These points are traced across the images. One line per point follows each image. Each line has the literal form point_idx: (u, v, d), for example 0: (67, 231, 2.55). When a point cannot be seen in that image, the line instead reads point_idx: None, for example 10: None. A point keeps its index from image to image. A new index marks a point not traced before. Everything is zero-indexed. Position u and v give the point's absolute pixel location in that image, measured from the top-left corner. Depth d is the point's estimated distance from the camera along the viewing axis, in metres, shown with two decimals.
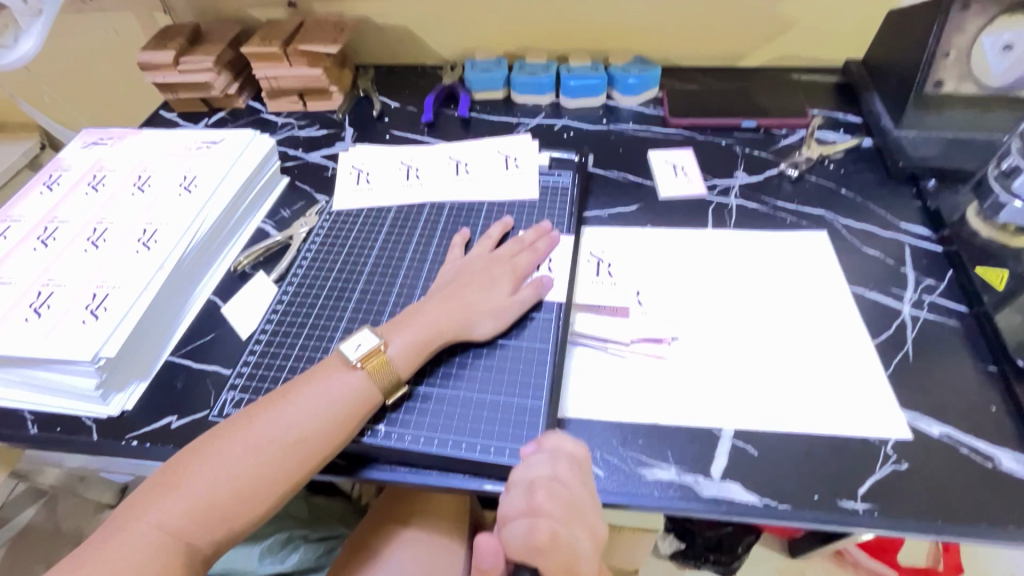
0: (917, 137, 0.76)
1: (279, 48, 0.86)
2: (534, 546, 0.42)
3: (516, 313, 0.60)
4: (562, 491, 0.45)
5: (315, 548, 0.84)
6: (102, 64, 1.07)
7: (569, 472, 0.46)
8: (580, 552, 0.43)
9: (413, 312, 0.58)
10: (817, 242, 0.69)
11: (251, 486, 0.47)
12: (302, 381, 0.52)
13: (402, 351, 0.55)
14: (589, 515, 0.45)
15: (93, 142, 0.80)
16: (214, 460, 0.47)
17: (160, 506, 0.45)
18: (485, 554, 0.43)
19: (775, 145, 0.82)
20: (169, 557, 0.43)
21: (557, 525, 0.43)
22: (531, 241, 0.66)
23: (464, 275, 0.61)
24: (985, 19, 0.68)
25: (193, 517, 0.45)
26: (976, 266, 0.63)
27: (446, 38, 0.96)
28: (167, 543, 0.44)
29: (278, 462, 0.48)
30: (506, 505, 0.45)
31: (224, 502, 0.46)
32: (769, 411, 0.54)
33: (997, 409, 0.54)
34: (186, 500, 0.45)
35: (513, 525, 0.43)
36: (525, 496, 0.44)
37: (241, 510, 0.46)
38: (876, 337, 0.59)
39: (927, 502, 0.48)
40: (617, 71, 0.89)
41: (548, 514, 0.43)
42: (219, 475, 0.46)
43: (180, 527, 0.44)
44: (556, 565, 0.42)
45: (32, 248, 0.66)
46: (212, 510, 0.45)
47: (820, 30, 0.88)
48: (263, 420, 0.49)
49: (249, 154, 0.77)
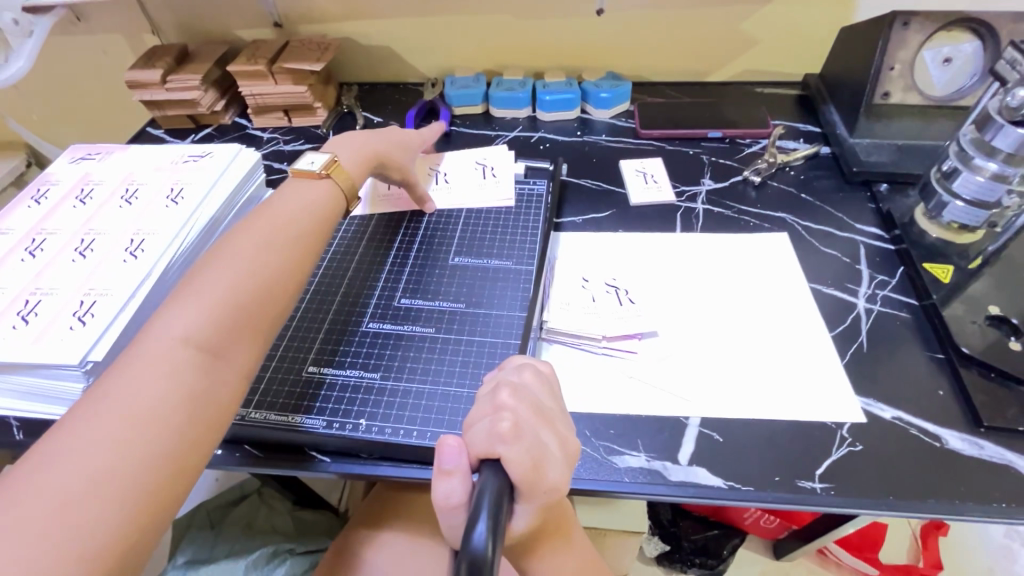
0: (870, 144, 0.81)
1: (264, 66, 0.90)
2: (498, 437, 0.37)
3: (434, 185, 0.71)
4: (528, 393, 0.43)
5: (301, 561, 0.81)
6: (92, 83, 1.10)
7: (534, 379, 0.45)
8: (548, 454, 0.39)
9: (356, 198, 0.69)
10: (779, 243, 0.73)
11: (251, 285, 0.51)
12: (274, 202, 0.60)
13: None
14: (558, 423, 0.42)
15: (81, 158, 0.82)
16: (210, 279, 0.50)
17: (173, 319, 0.47)
18: (448, 452, 0.36)
19: (739, 154, 0.87)
20: (194, 357, 0.45)
21: (523, 418, 0.40)
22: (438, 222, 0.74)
23: None
24: (925, 35, 0.74)
25: (207, 318, 0.47)
26: (925, 261, 0.67)
27: (427, 55, 1.01)
28: (190, 344, 0.46)
29: (273, 271, 0.53)
30: (470, 414, 0.41)
31: (230, 307, 0.49)
32: (733, 400, 0.57)
33: (945, 393, 0.57)
34: (196, 305, 0.48)
35: (477, 425, 0.39)
36: (488, 399, 0.42)
37: (244, 313, 0.50)
38: (833, 330, 0.63)
39: (880, 480, 0.51)
40: (590, 86, 0.93)
41: (512, 408, 0.40)
42: (219, 285, 0.50)
43: (200, 326, 0.47)
44: (525, 456, 0.37)
45: (20, 259, 0.68)
46: (225, 310, 0.49)
47: (779, 47, 0.94)
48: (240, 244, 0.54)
49: (235, 167, 0.79)
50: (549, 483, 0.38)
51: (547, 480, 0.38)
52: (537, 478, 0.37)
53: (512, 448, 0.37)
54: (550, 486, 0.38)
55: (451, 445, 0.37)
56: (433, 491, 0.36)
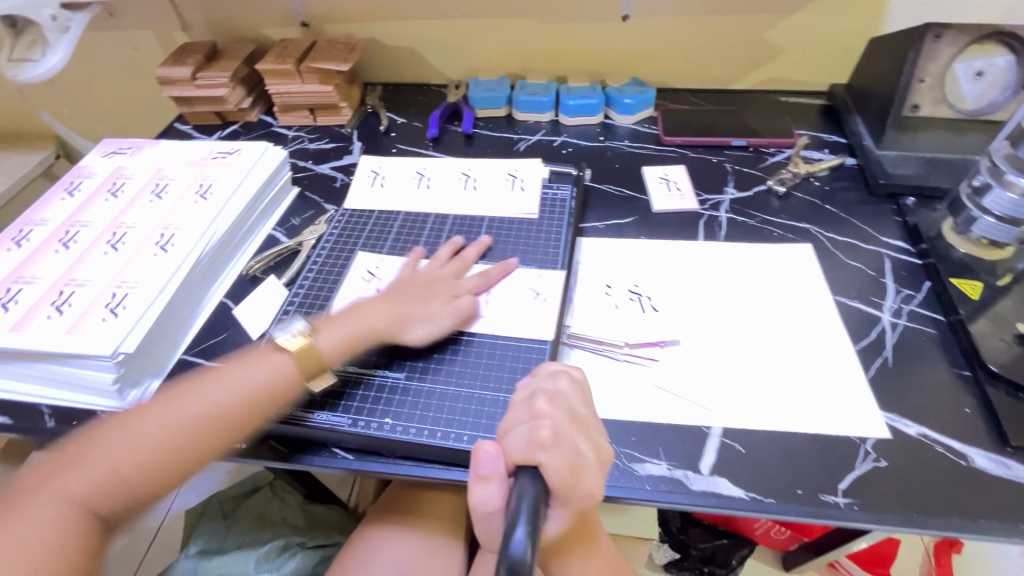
0: (896, 157, 0.80)
1: (292, 65, 0.91)
2: (536, 444, 0.38)
3: (450, 323, 0.62)
4: (563, 400, 0.43)
5: (311, 555, 0.85)
6: (121, 78, 1.11)
7: (569, 387, 0.46)
8: (584, 461, 0.40)
9: (351, 309, 0.62)
10: (803, 255, 0.72)
11: (159, 454, 0.51)
12: (227, 366, 0.57)
13: (330, 344, 0.59)
14: (592, 429, 0.43)
15: (112, 152, 0.84)
16: (153, 417, 0.52)
17: (64, 477, 0.48)
18: (484, 458, 0.37)
19: (763, 163, 0.87)
20: (70, 526, 0.46)
21: (560, 425, 0.40)
22: (467, 313, 0.63)
23: (409, 285, 0.65)
24: (957, 49, 0.73)
25: (92, 486, 0.48)
26: (952, 277, 0.67)
27: (451, 58, 1.01)
28: (67, 512, 0.46)
29: (218, 437, 0.53)
30: (507, 419, 0.42)
31: (122, 478, 0.49)
32: (754, 411, 0.57)
33: (971, 411, 0.56)
34: (89, 470, 0.48)
35: (514, 431, 0.40)
36: (525, 406, 0.42)
37: (138, 480, 0.50)
38: (857, 343, 0.63)
39: (904, 497, 0.51)
40: (613, 92, 0.93)
41: (550, 415, 0.41)
42: (126, 449, 0.50)
43: (82, 496, 0.47)
44: (561, 462, 0.38)
45: (54, 251, 0.69)
46: (115, 478, 0.49)
47: (806, 56, 0.93)
48: (178, 399, 0.54)
49: (262, 165, 0.80)
50: (584, 489, 0.39)
51: (583, 486, 0.39)
52: (573, 483, 0.38)
53: (550, 455, 0.37)
54: (586, 490, 0.39)
55: (487, 449, 0.37)
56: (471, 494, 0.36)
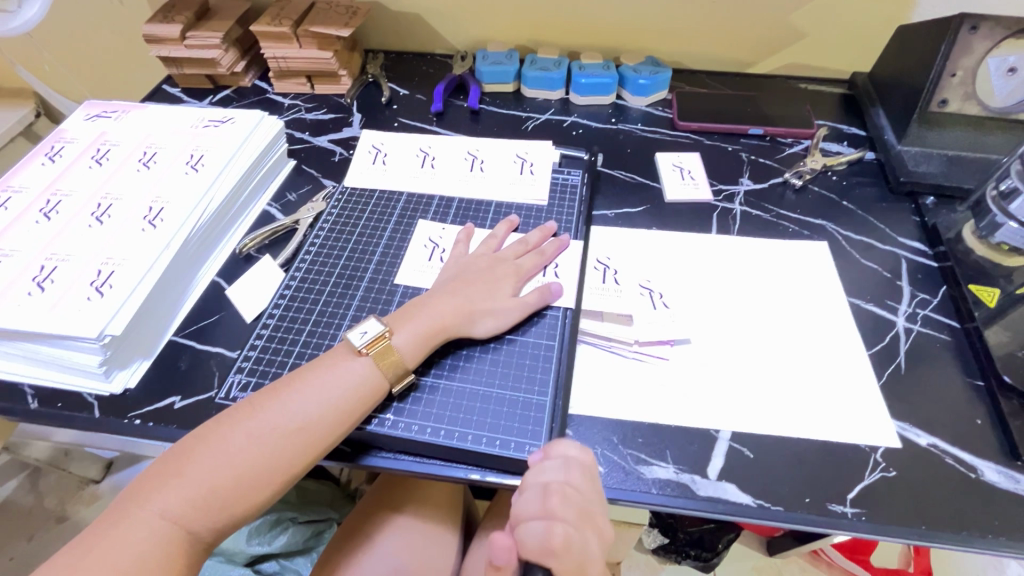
0: (919, 153, 0.77)
1: (289, 28, 0.85)
2: (548, 549, 0.43)
3: (518, 315, 0.60)
4: (578, 495, 0.46)
5: (303, 530, 0.89)
6: (104, 29, 1.04)
7: (584, 478, 0.47)
8: (590, 556, 0.45)
9: (419, 303, 0.58)
10: (818, 253, 0.70)
11: (257, 472, 0.46)
12: (305, 371, 0.52)
13: (408, 344, 0.55)
14: (601, 517, 0.47)
15: (97, 115, 0.79)
16: (244, 431, 0.47)
17: (161, 494, 0.44)
18: (496, 552, 0.43)
19: (780, 154, 0.83)
20: (172, 546, 0.43)
21: (572, 528, 0.44)
22: (534, 306, 0.60)
23: (466, 273, 0.61)
24: (991, 42, 0.69)
25: (194, 505, 0.44)
26: (970, 283, 0.65)
27: (458, 27, 0.96)
28: (169, 531, 0.43)
29: (302, 451, 0.48)
30: (521, 508, 0.46)
31: (226, 496, 0.45)
32: (764, 416, 0.56)
33: (982, 422, 0.56)
34: (186, 487, 0.44)
35: (530, 524, 0.44)
36: (540, 497, 0.46)
37: (245, 498, 0.46)
38: (871, 348, 0.61)
39: (913, 509, 0.50)
40: (629, 71, 0.89)
41: (563, 517, 0.45)
42: (222, 464, 0.46)
43: (180, 515, 0.44)
44: (570, 564, 0.43)
45: (34, 221, 0.65)
46: (214, 496, 0.45)
47: (830, 42, 0.89)
48: (265, 410, 0.49)
49: (256, 136, 0.76)
50: None
51: None
52: None
53: (559, 561, 0.43)
54: None
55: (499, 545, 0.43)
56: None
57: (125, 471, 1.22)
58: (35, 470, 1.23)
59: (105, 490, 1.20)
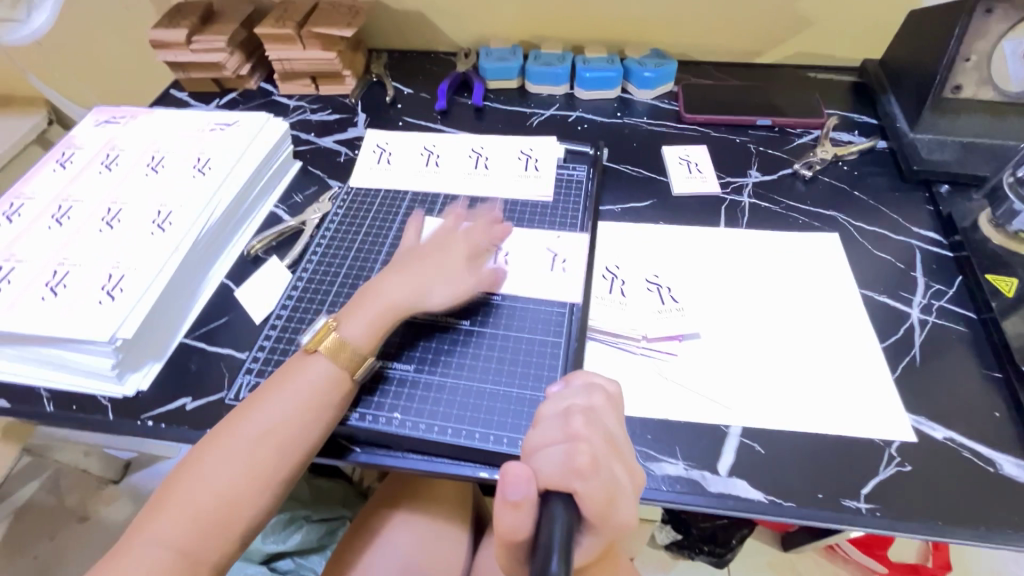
0: (932, 141, 0.76)
1: (293, 30, 0.85)
2: (573, 470, 0.36)
3: (467, 289, 0.60)
4: (601, 422, 0.42)
5: (317, 528, 0.90)
6: (112, 36, 1.05)
7: (605, 404, 0.44)
8: (620, 489, 0.38)
9: (368, 291, 0.58)
10: (829, 245, 0.69)
11: (243, 486, 0.47)
12: (272, 381, 0.52)
13: (359, 334, 0.55)
14: (627, 454, 0.42)
15: (105, 121, 0.80)
16: (223, 454, 0.48)
17: (154, 530, 0.45)
18: (513, 483, 0.34)
19: (789, 144, 0.82)
20: (175, 569, 0.43)
21: (599, 450, 0.39)
22: (480, 284, 0.62)
23: (413, 252, 0.61)
24: (1007, 25, 0.68)
25: (192, 532, 0.45)
26: (987, 273, 0.63)
27: (461, 24, 0.95)
28: (172, 560, 0.43)
29: (285, 455, 0.49)
30: (538, 436, 0.40)
31: (222, 518, 0.46)
32: (775, 410, 0.55)
33: (1001, 415, 0.54)
34: (176, 517, 0.45)
35: (548, 451, 0.38)
36: (560, 424, 0.40)
37: (238, 514, 0.46)
38: (884, 341, 0.60)
39: (929, 504, 0.49)
40: (633, 65, 0.88)
41: (588, 438, 0.39)
42: (204, 488, 0.46)
43: (174, 542, 0.44)
44: (599, 491, 0.36)
45: (46, 227, 0.66)
46: (208, 519, 0.45)
47: (839, 29, 0.87)
48: (240, 426, 0.49)
49: (262, 138, 0.76)
50: (619, 517, 0.38)
51: (617, 516, 0.38)
52: (608, 513, 0.37)
53: (588, 483, 0.36)
54: (620, 521, 0.38)
55: (518, 471, 0.34)
56: (499, 520, 0.34)
57: (143, 472, 1.23)
58: (55, 471, 1.25)
59: (124, 490, 1.22)
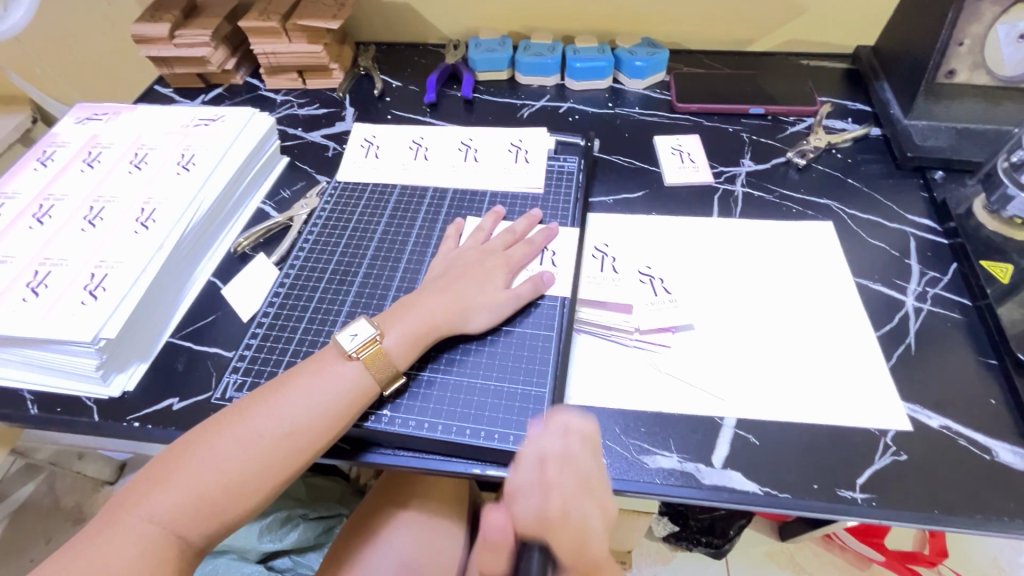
0: (926, 127, 0.75)
1: (278, 23, 0.84)
2: (545, 519, 0.41)
3: (512, 305, 0.59)
4: (574, 465, 0.45)
5: (314, 526, 0.89)
6: (95, 32, 1.03)
7: (580, 445, 0.47)
8: (592, 528, 0.43)
9: (408, 303, 0.57)
10: (823, 234, 0.68)
11: (245, 478, 0.46)
12: (294, 374, 0.51)
13: (396, 344, 0.54)
14: (600, 491, 0.45)
15: (87, 117, 0.78)
16: (231, 438, 0.47)
17: (151, 501, 0.44)
18: (491, 527, 0.40)
19: (782, 133, 0.81)
20: (161, 551, 0.43)
21: (569, 496, 0.43)
22: (527, 297, 0.59)
23: (457, 267, 0.60)
24: (1002, 8, 0.66)
25: (183, 512, 0.44)
26: (981, 259, 0.63)
27: (449, 15, 0.94)
28: (159, 537, 0.43)
29: (290, 455, 0.48)
30: (517, 482, 0.45)
31: (215, 501, 0.45)
32: (770, 401, 0.54)
33: (997, 402, 0.54)
34: (175, 493, 0.44)
35: (524, 497, 0.43)
36: (536, 471, 0.45)
37: (232, 505, 0.45)
38: (878, 330, 0.59)
39: (925, 493, 0.49)
40: (624, 54, 0.87)
41: (559, 485, 0.44)
42: (210, 468, 0.45)
43: (170, 520, 0.43)
44: (570, 537, 0.41)
45: (27, 226, 0.65)
46: (202, 502, 0.44)
47: (832, 16, 0.86)
48: (255, 414, 0.48)
49: (248, 133, 0.75)
50: (594, 554, 0.42)
51: (591, 554, 0.42)
52: (582, 555, 0.41)
53: (558, 531, 0.41)
54: (595, 559, 0.42)
55: (493, 520, 0.41)
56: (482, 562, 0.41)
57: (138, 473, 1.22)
58: (49, 474, 1.24)
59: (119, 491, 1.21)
